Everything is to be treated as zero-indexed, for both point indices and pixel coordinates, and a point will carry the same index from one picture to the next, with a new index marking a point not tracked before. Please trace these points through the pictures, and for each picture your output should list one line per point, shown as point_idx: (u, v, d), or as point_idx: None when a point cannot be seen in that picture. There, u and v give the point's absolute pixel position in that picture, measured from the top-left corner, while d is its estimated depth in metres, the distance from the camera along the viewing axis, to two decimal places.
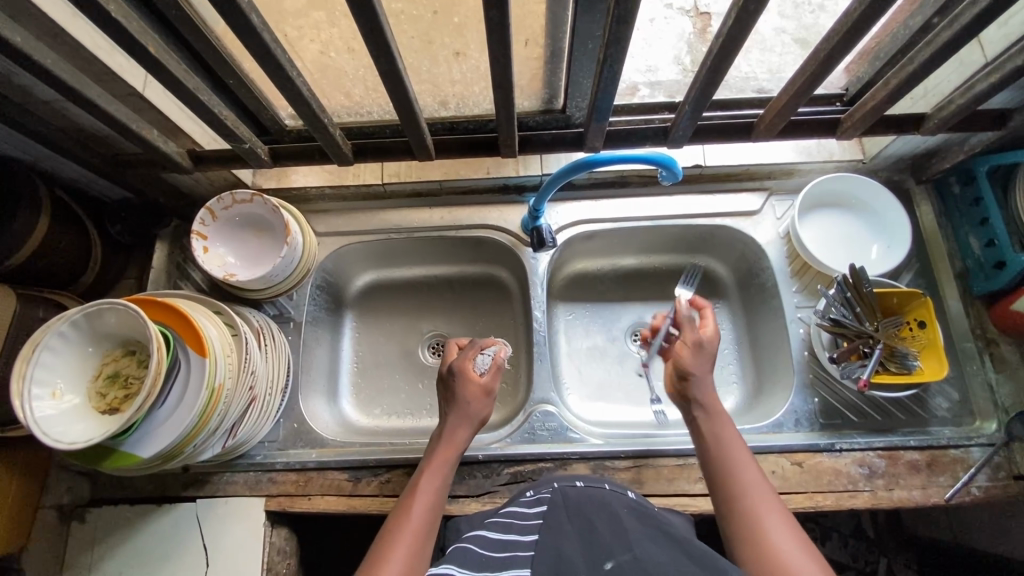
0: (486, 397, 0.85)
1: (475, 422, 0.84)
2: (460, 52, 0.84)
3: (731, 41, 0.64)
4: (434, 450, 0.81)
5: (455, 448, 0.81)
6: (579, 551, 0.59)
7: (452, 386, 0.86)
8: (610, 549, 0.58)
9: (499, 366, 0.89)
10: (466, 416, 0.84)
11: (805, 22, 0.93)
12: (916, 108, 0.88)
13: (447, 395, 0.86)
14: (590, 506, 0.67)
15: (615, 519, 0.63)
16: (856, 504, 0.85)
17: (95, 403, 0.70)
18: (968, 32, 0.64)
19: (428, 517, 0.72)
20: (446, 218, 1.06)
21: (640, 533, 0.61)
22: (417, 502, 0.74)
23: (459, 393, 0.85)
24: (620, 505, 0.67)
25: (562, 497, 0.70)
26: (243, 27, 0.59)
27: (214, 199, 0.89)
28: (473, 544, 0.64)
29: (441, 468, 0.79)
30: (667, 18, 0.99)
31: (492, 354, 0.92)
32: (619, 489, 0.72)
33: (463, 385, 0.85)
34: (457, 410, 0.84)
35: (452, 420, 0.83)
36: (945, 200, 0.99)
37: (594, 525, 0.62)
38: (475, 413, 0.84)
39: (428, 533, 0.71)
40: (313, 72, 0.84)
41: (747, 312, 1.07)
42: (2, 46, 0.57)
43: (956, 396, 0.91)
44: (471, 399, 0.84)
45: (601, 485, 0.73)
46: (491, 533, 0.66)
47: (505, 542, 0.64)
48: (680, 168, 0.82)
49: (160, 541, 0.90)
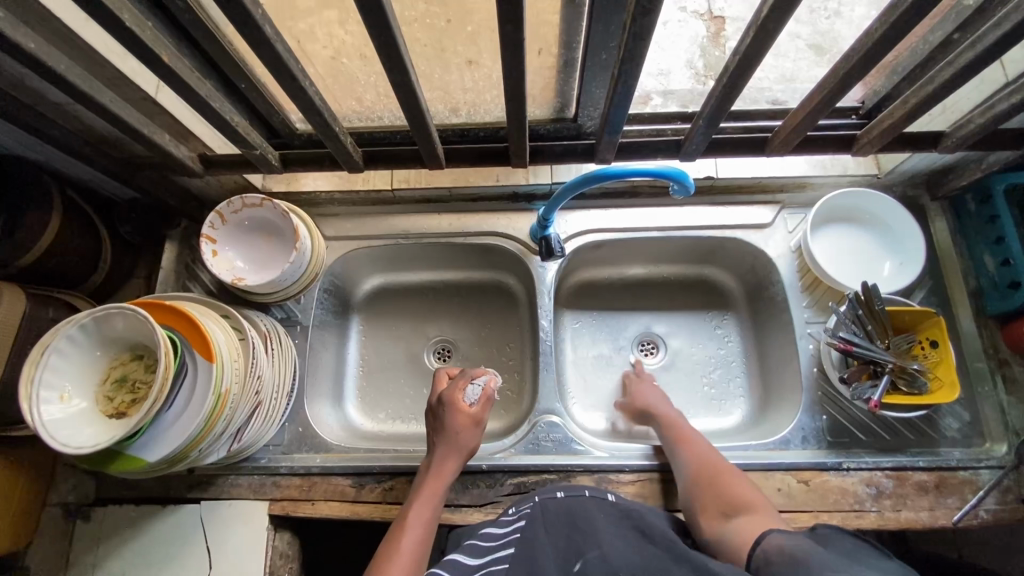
0: (475, 427, 0.85)
1: (464, 453, 0.84)
2: (472, 60, 0.82)
3: (748, 57, 0.63)
4: (421, 482, 0.81)
5: (443, 478, 0.81)
6: (553, 555, 0.64)
7: (441, 417, 0.86)
8: (581, 549, 0.64)
9: (489, 399, 0.88)
10: (454, 448, 0.84)
11: (821, 27, 0.88)
12: (934, 124, 0.87)
13: (435, 425, 0.87)
14: (568, 517, 0.70)
15: (588, 523, 0.68)
16: (863, 524, 0.84)
17: (102, 407, 0.70)
18: (991, 52, 0.63)
19: (417, 550, 0.73)
20: (455, 224, 1.05)
21: (610, 531, 0.67)
22: (406, 534, 0.74)
23: (448, 424, 0.85)
24: (598, 509, 0.70)
25: (542, 510, 0.71)
26: (255, 36, 0.58)
27: (223, 202, 0.89)
28: (442, 568, 0.63)
29: (429, 499, 0.79)
30: (680, 21, 0.96)
31: (482, 384, 0.89)
32: (599, 494, 0.74)
33: (452, 416, 0.85)
34: (443, 441, 0.84)
35: (440, 451, 0.83)
36: (960, 217, 0.97)
37: (570, 535, 0.67)
38: (464, 443, 0.84)
39: (420, 564, 0.72)
40: (324, 76, 0.84)
41: (756, 326, 1.06)
42: (15, 52, 0.56)
43: (967, 417, 0.90)
44: (460, 430, 0.84)
45: (581, 492, 0.74)
46: (468, 557, 0.66)
47: (483, 561, 0.65)
48: (692, 182, 0.81)
49: (163, 543, 0.90)
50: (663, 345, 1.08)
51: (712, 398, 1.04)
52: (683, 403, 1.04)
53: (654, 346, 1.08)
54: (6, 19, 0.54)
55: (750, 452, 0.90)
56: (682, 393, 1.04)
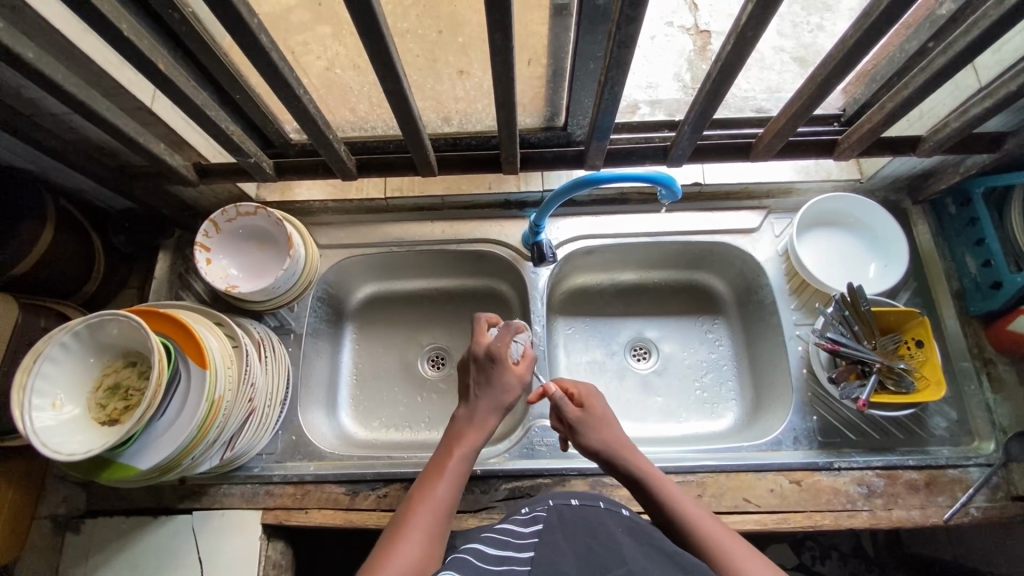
0: (521, 386, 0.79)
1: (505, 409, 0.78)
2: (463, 71, 0.88)
3: (730, 64, 0.65)
4: (460, 430, 0.75)
5: (484, 429, 0.75)
6: (574, 563, 0.60)
7: (489, 371, 0.78)
8: (606, 564, 0.59)
9: (532, 356, 0.84)
10: (500, 404, 0.77)
11: (804, 41, 0.99)
12: (912, 129, 0.90)
13: (478, 379, 0.79)
14: (585, 526, 0.66)
15: (610, 538, 0.64)
16: (855, 524, 0.85)
17: (95, 414, 0.70)
18: (962, 58, 0.65)
19: (446, 501, 0.68)
20: (447, 232, 1.07)
21: (633, 548, 0.62)
22: (441, 483, 0.70)
23: (497, 380, 0.78)
24: (615, 522, 0.67)
25: (557, 515, 0.69)
26: (251, 46, 0.59)
27: (217, 211, 0.90)
28: (469, 556, 0.63)
29: (467, 451, 0.73)
30: (668, 36, 1.05)
31: (525, 339, 0.87)
32: (615, 508, 0.70)
33: (504, 372, 0.78)
34: (489, 391, 0.77)
35: (486, 406, 0.77)
36: (942, 220, 1.00)
37: (590, 545, 0.62)
38: (508, 400, 0.78)
39: (446, 520, 0.67)
40: (319, 87, 0.88)
41: (747, 330, 1.08)
42: (13, 61, 0.57)
43: (954, 415, 0.92)
44: (509, 387, 0.78)
45: (596, 502, 0.71)
46: (488, 548, 0.64)
47: (503, 556, 0.62)
48: (679, 186, 0.82)
49: (154, 554, 0.89)
50: (655, 350, 1.09)
51: (704, 401, 1.05)
52: (676, 407, 1.04)
53: (647, 351, 1.09)
54: (5, 30, 0.56)
55: (740, 453, 0.91)
56: (675, 397, 1.05)
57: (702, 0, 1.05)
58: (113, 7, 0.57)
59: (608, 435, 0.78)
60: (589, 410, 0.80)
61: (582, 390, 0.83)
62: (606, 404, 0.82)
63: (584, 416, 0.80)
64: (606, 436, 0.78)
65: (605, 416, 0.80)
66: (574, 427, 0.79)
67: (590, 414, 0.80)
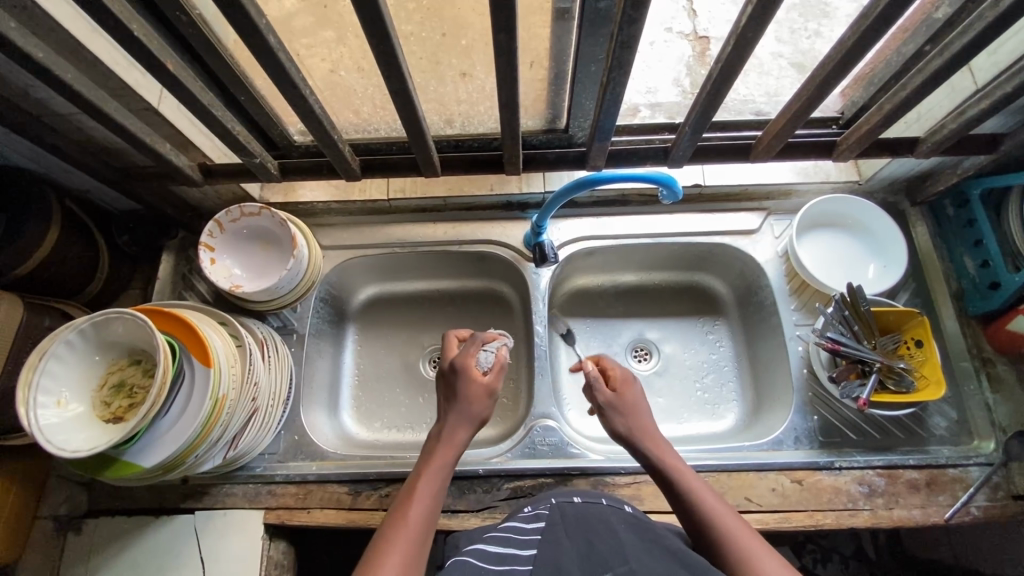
0: (488, 398, 0.78)
1: (475, 423, 0.76)
2: (465, 73, 0.90)
3: (729, 66, 0.65)
4: (432, 449, 0.74)
5: (455, 446, 0.74)
6: (577, 561, 0.60)
7: (453, 384, 0.78)
8: (608, 562, 0.58)
9: (503, 366, 0.82)
10: (465, 417, 0.76)
11: (802, 47, 1.01)
12: (910, 131, 0.91)
13: (447, 394, 0.79)
14: (586, 522, 0.67)
15: (612, 535, 0.63)
16: (857, 523, 0.85)
17: (99, 412, 0.70)
18: (958, 59, 0.66)
19: (424, 523, 0.66)
20: (449, 233, 1.07)
21: (636, 547, 0.62)
22: (414, 504, 0.67)
23: (461, 394, 0.77)
24: (616, 519, 0.67)
25: (561, 514, 0.69)
26: (259, 46, 0.60)
27: (222, 211, 0.91)
28: (471, 557, 0.63)
29: (438, 472, 0.71)
30: (666, 42, 1.06)
31: (495, 349, 0.84)
32: (617, 504, 0.72)
33: (465, 384, 0.77)
34: (457, 408, 0.76)
35: (451, 421, 0.75)
36: (940, 221, 1.01)
37: (592, 542, 0.62)
38: (475, 414, 0.76)
39: (425, 542, 0.65)
40: (324, 90, 0.90)
41: (748, 331, 1.08)
42: (23, 61, 0.58)
43: (954, 415, 0.92)
44: (471, 399, 0.77)
45: (599, 499, 0.72)
46: (490, 548, 0.64)
47: (504, 555, 0.62)
48: (680, 187, 0.83)
49: (156, 554, 0.89)
50: (656, 351, 1.10)
51: (705, 402, 1.05)
52: (677, 408, 1.04)
53: (647, 352, 1.10)
54: (16, 29, 0.56)
55: (739, 453, 0.91)
56: (677, 398, 1.05)
57: (701, 7, 1.07)
58: (124, 8, 0.58)
59: (637, 422, 0.78)
60: (622, 395, 0.81)
61: (617, 373, 0.83)
62: (640, 390, 0.82)
63: (615, 400, 0.80)
64: (634, 423, 0.78)
65: (635, 402, 0.80)
66: (603, 407, 0.80)
67: (621, 400, 0.80)
